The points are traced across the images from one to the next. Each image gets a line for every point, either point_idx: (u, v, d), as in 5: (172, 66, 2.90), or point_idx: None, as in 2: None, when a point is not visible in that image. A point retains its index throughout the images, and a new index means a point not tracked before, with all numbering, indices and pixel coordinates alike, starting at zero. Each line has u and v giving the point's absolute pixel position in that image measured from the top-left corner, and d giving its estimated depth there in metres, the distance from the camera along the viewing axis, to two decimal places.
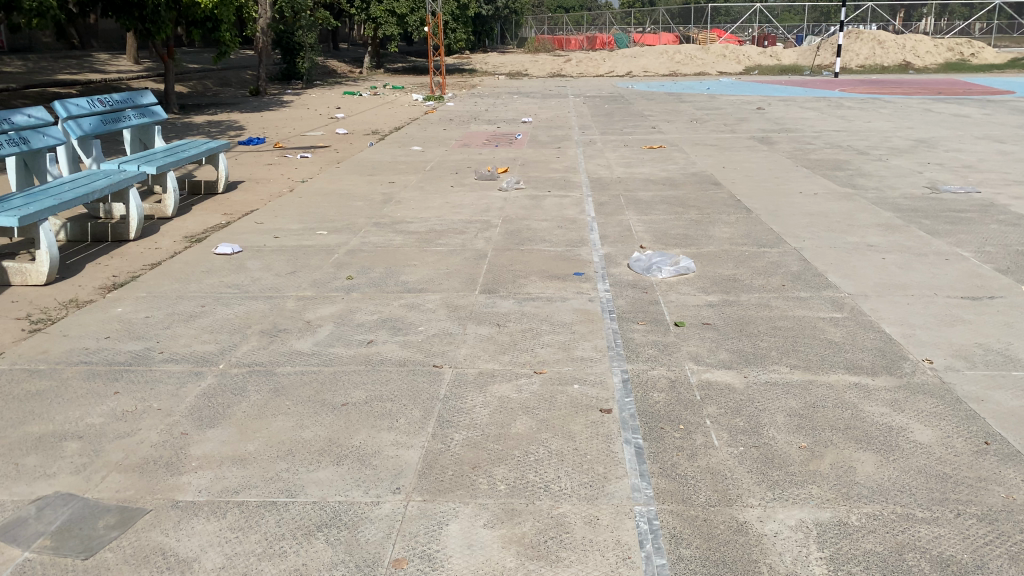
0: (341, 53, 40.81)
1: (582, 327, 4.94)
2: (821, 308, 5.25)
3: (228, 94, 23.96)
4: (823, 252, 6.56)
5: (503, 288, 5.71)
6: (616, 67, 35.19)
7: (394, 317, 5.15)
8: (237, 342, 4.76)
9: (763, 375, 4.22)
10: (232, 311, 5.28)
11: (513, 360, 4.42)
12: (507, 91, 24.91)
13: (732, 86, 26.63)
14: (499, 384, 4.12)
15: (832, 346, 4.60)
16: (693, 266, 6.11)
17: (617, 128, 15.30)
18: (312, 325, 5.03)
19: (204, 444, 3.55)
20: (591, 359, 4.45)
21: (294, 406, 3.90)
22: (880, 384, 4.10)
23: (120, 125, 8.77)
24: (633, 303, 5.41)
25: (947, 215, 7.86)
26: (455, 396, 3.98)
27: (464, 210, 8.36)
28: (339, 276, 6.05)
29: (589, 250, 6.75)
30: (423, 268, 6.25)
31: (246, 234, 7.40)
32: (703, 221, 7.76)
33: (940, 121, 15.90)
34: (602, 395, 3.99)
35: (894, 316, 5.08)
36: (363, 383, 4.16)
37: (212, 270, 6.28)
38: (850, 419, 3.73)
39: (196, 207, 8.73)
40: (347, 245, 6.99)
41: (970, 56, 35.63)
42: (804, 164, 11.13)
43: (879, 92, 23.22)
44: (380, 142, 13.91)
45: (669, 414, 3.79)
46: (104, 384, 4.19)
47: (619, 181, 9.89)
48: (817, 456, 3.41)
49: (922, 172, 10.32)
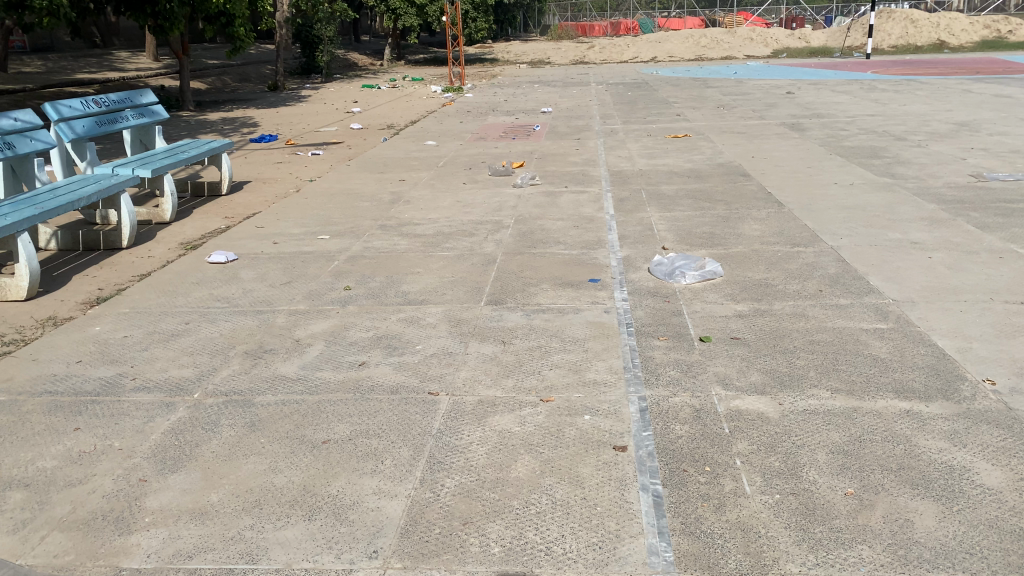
0: (364, 45, 40.63)
1: (597, 344, 4.46)
2: (863, 318, 4.71)
3: (247, 90, 23.70)
4: (864, 252, 6.00)
5: (511, 299, 5.24)
6: (641, 52, 34.53)
7: (391, 334, 4.70)
8: (216, 366, 4.34)
9: (800, 402, 3.71)
10: (217, 330, 4.88)
11: (518, 386, 3.96)
12: (529, 80, 24.45)
13: (760, 69, 25.90)
14: (500, 416, 3.65)
15: (878, 365, 4.08)
16: (720, 269, 5.62)
17: (641, 116, 14.76)
18: (301, 344, 4.60)
19: (162, 494, 3.14)
20: (605, 384, 3.96)
21: (269, 445, 3.47)
22: (936, 412, 3.57)
23: (118, 127, 8.40)
24: (653, 314, 4.91)
25: (996, 206, 7.26)
26: (450, 431, 3.52)
27: (476, 210, 7.89)
28: (336, 286, 5.64)
29: (606, 253, 6.25)
30: (426, 276, 5.81)
31: (243, 240, 6.99)
32: (730, 217, 7.23)
33: (981, 102, 15.15)
34: (617, 428, 3.52)
35: (946, 327, 4.53)
36: (349, 415, 3.72)
37: (202, 281, 5.88)
38: (903, 457, 3.23)
39: (196, 210, 8.35)
40: (349, 251, 6.56)
41: (1008, 33, 34.41)
42: (838, 151, 10.52)
43: (914, 72, 22.46)
44: (394, 136, 13.49)
45: (692, 452, 3.30)
46: (65, 419, 3.78)
47: (641, 174, 9.36)
48: (867, 507, 2.91)
49: (966, 158, 9.69)
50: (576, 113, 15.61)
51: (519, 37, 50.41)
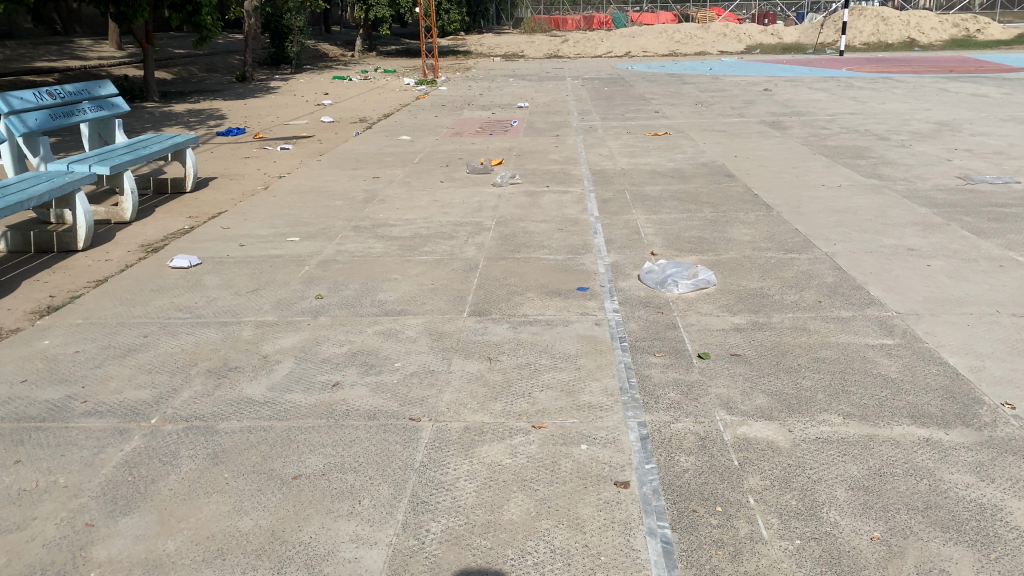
0: (334, 36, 39.88)
1: (589, 361, 4.17)
2: (868, 332, 4.47)
3: (213, 81, 23.08)
4: (860, 259, 5.77)
5: (496, 310, 4.93)
6: (615, 47, 34.26)
7: (367, 350, 4.37)
8: (176, 387, 3.98)
9: (812, 429, 3.45)
10: (178, 344, 4.51)
11: (507, 410, 3.65)
12: (503, 74, 24.14)
13: (734, 66, 25.75)
14: (489, 445, 3.35)
15: (889, 386, 3.83)
16: (713, 278, 5.35)
17: (619, 113, 14.48)
18: (270, 361, 4.25)
19: (111, 542, 2.80)
20: (600, 407, 3.67)
21: (234, 482, 3.15)
22: (957, 441, 3.33)
23: (74, 120, 7.93)
24: (647, 327, 4.63)
25: (989, 210, 7.08)
26: (434, 465, 3.22)
27: (453, 210, 7.55)
28: (308, 294, 5.29)
29: (593, 259, 5.96)
30: (404, 282, 5.48)
31: (208, 243, 6.60)
32: (717, 221, 6.97)
33: (958, 102, 15.09)
34: (617, 460, 3.23)
35: (955, 343, 4.30)
36: (322, 445, 3.40)
37: (163, 288, 5.50)
38: (928, 494, 2.98)
39: (158, 209, 7.92)
40: (321, 255, 6.20)
41: (976, 32, 34.37)
42: (822, 151, 10.34)
43: (887, 70, 22.55)
44: (367, 130, 13.09)
45: (701, 490, 3.03)
46: (5, 450, 3.41)
47: (624, 174, 9.08)
48: (898, 555, 2.65)
49: (951, 159, 9.55)
50: (552, 108, 15.31)
51: (491, 30, 50.00)
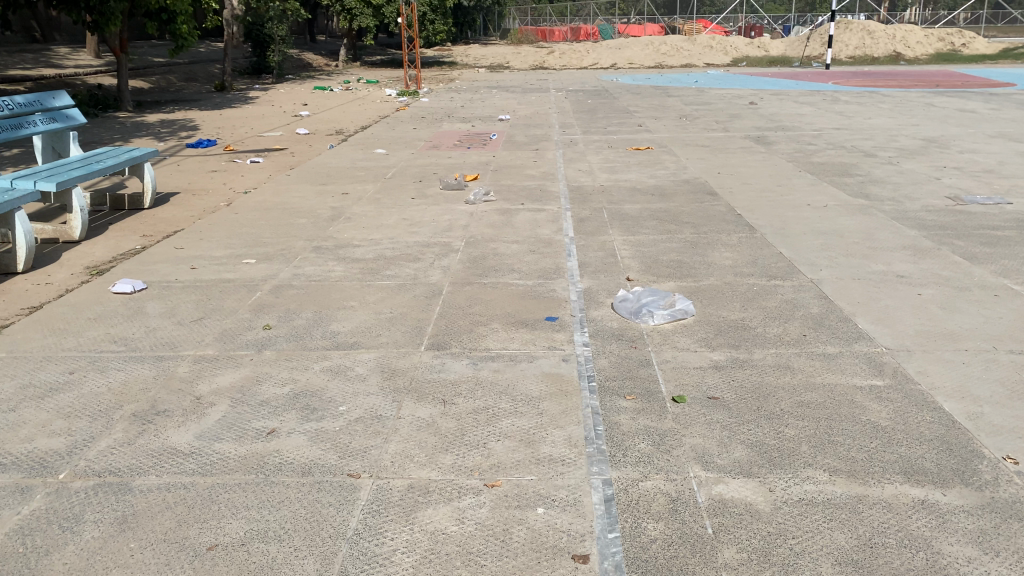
0: (319, 45, 39.53)
1: (553, 405, 3.80)
2: (856, 372, 4.12)
3: (191, 90, 22.64)
4: (848, 288, 5.45)
5: (456, 343, 4.56)
6: (601, 58, 34.05)
7: (311, 391, 3.99)
8: (95, 434, 3.59)
9: (794, 489, 3.10)
10: (105, 382, 4.11)
11: (458, 464, 3.28)
12: (486, 85, 23.85)
13: (721, 78, 25.57)
14: (434, 509, 2.98)
15: (879, 436, 3.48)
16: (691, 308, 5.01)
17: (601, 126, 14.18)
18: (203, 404, 3.87)
19: None
20: (561, 461, 3.30)
21: (140, 554, 2.77)
22: (955, 504, 2.99)
23: (23, 133, 7.51)
24: (618, 364, 4.27)
25: (981, 234, 6.78)
26: (370, 533, 2.85)
27: (422, 230, 7.19)
28: (255, 324, 4.91)
29: (565, 285, 5.61)
30: (360, 311, 5.11)
31: (157, 266, 6.21)
32: (698, 243, 6.64)
33: (945, 117, 14.89)
34: (575, 528, 2.87)
35: (950, 384, 3.97)
36: (247, 508, 3.02)
37: (100, 316, 5.11)
38: (925, 572, 2.63)
39: (111, 227, 7.51)
40: (275, 279, 5.82)
41: (962, 46, 34.57)
42: (808, 168, 10.04)
43: (875, 84, 22.44)
44: (341, 143, 12.74)
45: (668, 565, 2.67)
46: None
47: (602, 191, 8.75)
48: None
49: (940, 177, 9.28)
50: (534, 121, 15.00)
51: (478, 41, 49.80)
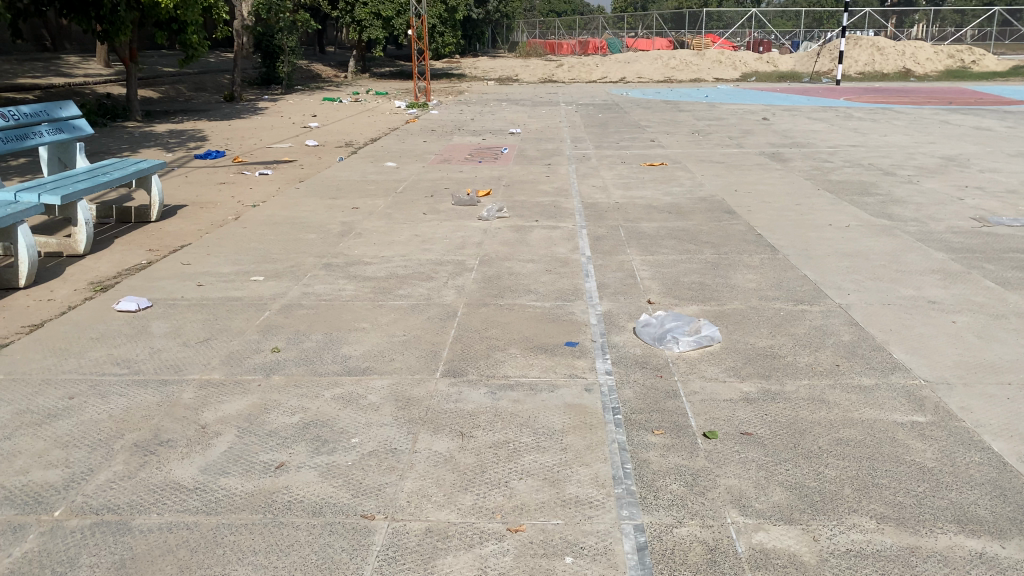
0: (328, 56, 39.51)
1: (578, 440, 3.59)
2: (895, 407, 3.91)
3: (201, 100, 22.57)
4: (878, 314, 5.24)
5: (473, 369, 4.36)
6: (609, 72, 33.93)
7: (321, 420, 3.79)
8: (94, 466, 3.39)
9: (839, 537, 2.89)
10: (106, 409, 3.92)
11: (479, 506, 3.08)
12: (496, 98, 23.73)
13: (731, 94, 25.42)
14: (453, 557, 2.77)
15: (926, 480, 3.27)
16: (717, 334, 4.80)
17: (613, 141, 14.01)
18: (209, 433, 3.67)
19: None
20: (589, 504, 3.09)
21: None
22: (1016, 559, 2.77)
23: (28, 144, 7.33)
24: (644, 395, 4.06)
25: (1011, 257, 6.57)
26: None
27: (434, 247, 7.00)
28: (263, 346, 4.72)
29: (584, 307, 5.41)
30: (372, 333, 4.92)
31: (163, 282, 6.03)
32: (719, 264, 6.44)
33: (962, 135, 14.67)
34: None
35: (996, 422, 3.75)
36: (253, 552, 2.81)
37: (103, 335, 4.92)
38: None
39: (117, 241, 7.34)
40: (285, 298, 5.64)
41: (972, 63, 34.32)
42: (826, 186, 9.84)
43: (887, 101, 22.28)
44: (351, 156, 12.57)
45: None
46: None
47: (618, 208, 8.56)
48: None
49: (963, 197, 9.07)
50: (545, 135, 14.84)
51: (486, 54, 49.81)
